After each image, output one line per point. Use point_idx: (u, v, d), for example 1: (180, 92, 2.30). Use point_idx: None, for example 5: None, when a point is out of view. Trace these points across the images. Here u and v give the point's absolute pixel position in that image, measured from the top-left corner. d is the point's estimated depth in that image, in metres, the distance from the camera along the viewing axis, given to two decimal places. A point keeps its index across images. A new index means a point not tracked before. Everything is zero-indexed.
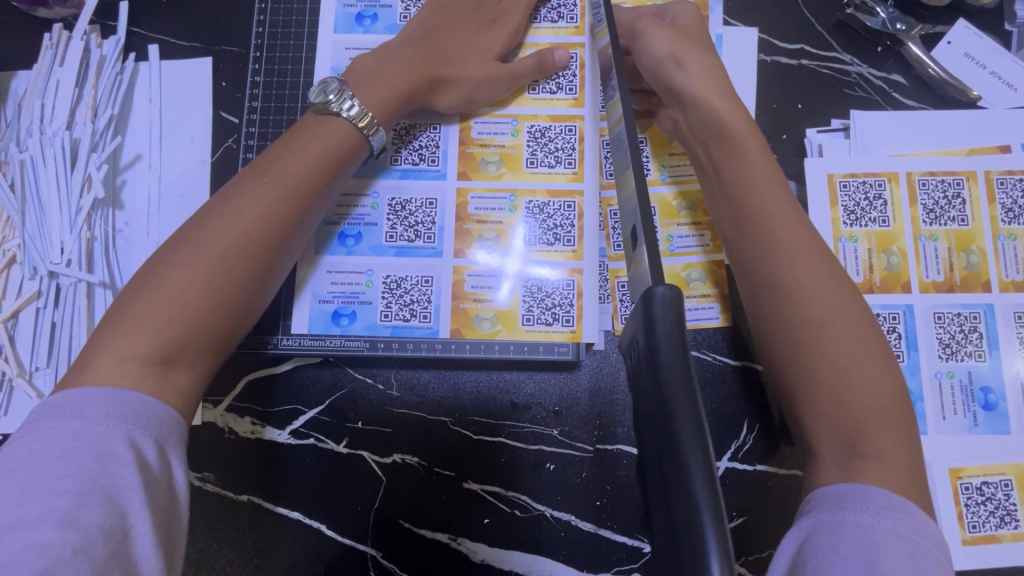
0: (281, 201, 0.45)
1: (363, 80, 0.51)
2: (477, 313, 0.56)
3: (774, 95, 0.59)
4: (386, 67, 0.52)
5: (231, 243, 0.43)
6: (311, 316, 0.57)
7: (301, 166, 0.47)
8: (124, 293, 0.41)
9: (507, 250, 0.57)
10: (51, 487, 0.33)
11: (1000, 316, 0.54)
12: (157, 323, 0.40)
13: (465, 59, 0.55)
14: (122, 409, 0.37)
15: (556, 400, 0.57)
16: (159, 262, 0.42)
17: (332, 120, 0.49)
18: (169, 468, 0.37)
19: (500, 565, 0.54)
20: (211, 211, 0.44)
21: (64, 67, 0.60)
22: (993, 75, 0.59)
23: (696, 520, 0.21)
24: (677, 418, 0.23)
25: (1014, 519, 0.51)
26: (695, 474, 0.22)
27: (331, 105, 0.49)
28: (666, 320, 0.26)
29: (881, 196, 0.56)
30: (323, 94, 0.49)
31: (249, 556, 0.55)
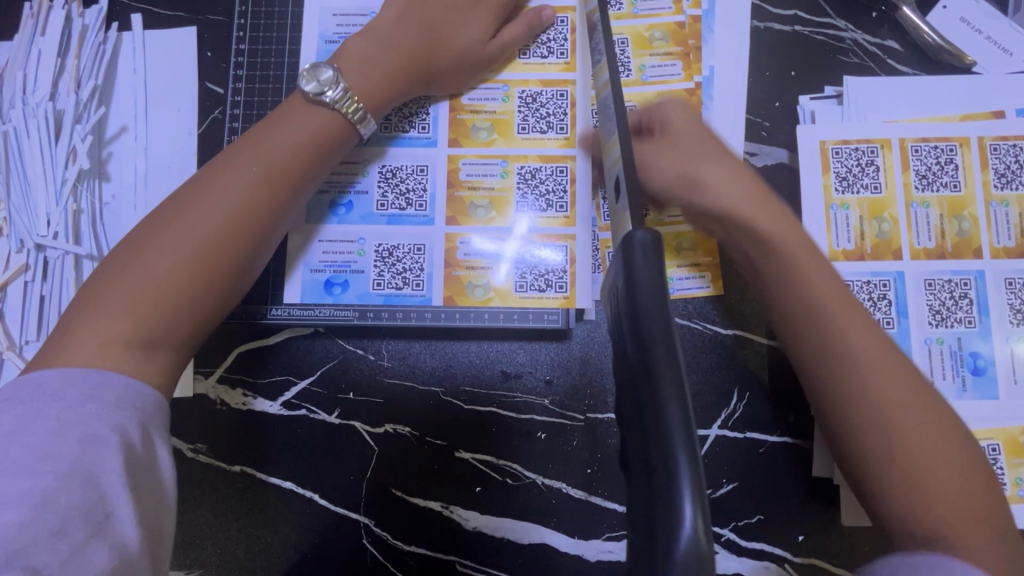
0: (266, 184, 0.45)
1: (355, 64, 0.50)
2: (470, 281, 0.56)
3: (766, 62, 0.58)
4: (380, 53, 0.51)
5: (213, 228, 0.42)
6: (303, 285, 0.56)
7: (286, 152, 0.46)
8: (104, 271, 0.41)
9: (507, 232, 0.56)
10: (32, 469, 0.33)
11: (990, 283, 0.54)
12: (138, 302, 0.39)
13: (459, 37, 0.54)
14: (103, 391, 0.36)
15: (548, 370, 0.57)
16: (139, 245, 0.41)
17: (320, 105, 0.48)
18: (152, 448, 0.38)
19: (493, 532, 0.55)
20: (194, 191, 0.43)
21: (46, 37, 0.59)
22: (988, 41, 0.58)
23: (668, 443, 0.21)
24: (653, 351, 0.23)
25: (1001, 483, 0.52)
26: (672, 417, 0.22)
27: (325, 96, 0.48)
28: (647, 268, 0.26)
29: (873, 162, 0.56)
30: (315, 83, 0.48)
31: (243, 526, 0.56)
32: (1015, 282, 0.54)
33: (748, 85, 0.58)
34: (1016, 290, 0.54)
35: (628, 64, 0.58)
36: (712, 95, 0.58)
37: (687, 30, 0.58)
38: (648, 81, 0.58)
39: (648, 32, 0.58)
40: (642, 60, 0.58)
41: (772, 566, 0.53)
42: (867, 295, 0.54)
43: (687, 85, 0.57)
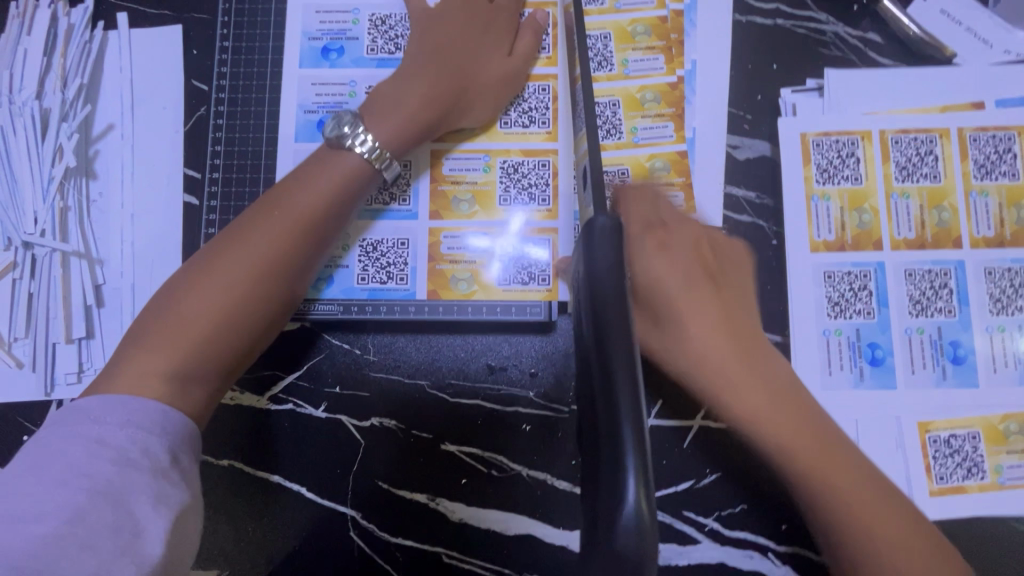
0: (291, 235, 0.46)
1: (377, 109, 0.51)
2: (453, 274, 0.57)
3: (748, 55, 0.59)
4: (403, 95, 0.51)
5: (241, 278, 0.43)
6: None
7: (310, 199, 0.47)
8: (142, 317, 0.43)
9: (500, 233, 0.57)
10: (68, 484, 0.34)
11: (970, 273, 0.54)
12: (167, 349, 0.41)
13: (475, 67, 0.54)
14: (140, 416, 0.38)
15: (532, 362, 0.57)
16: (172, 293, 0.43)
17: (342, 151, 0.48)
18: (180, 466, 0.38)
19: (478, 523, 0.56)
20: (224, 243, 0.45)
21: (32, 36, 0.59)
22: (969, 32, 0.58)
23: (613, 384, 0.25)
24: (607, 314, 0.27)
25: (981, 471, 0.52)
26: (620, 380, 0.25)
27: (347, 142, 0.48)
28: (602, 250, 0.30)
29: (853, 154, 0.56)
30: (338, 128, 0.49)
31: (232, 519, 0.56)
32: (995, 272, 0.54)
33: (730, 79, 0.58)
34: (996, 279, 0.54)
35: (611, 58, 0.59)
36: (694, 89, 0.58)
37: (669, 24, 0.59)
38: (631, 75, 0.58)
39: (630, 27, 0.59)
40: (625, 54, 0.58)
41: (755, 554, 0.54)
42: (847, 286, 0.55)
43: (669, 79, 0.58)
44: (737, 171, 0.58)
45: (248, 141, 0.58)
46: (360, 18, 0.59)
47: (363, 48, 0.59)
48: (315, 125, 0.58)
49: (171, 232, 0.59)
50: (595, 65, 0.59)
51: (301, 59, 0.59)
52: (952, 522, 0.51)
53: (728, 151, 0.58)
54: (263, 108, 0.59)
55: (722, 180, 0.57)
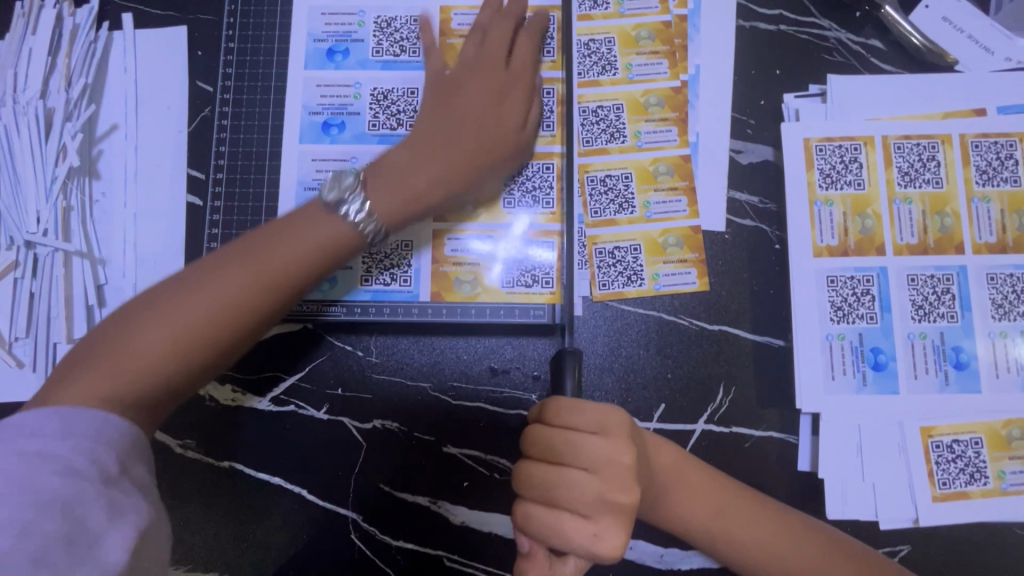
0: (265, 281, 0.42)
1: (381, 176, 0.48)
2: (457, 276, 0.57)
3: (752, 61, 0.59)
4: (411, 161, 0.49)
5: (201, 319, 0.40)
6: None
7: (294, 248, 0.43)
8: (90, 341, 0.40)
9: (502, 237, 0.57)
10: (12, 499, 0.31)
11: (972, 278, 0.54)
12: (106, 385, 0.37)
13: (484, 126, 0.51)
14: (81, 427, 0.35)
15: (535, 365, 0.57)
16: (126, 323, 0.40)
17: (339, 212, 0.46)
18: (132, 476, 0.36)
19: (480, 527, 0.55)
20: (195, 276, 0.41)
21: (37, 35, 0.59)
22: (970, 40, 0.58)
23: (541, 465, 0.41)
24: None
25: (984, 476, 0.52)
26: None
27: (346, 207, 0.46)
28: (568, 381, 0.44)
29: (856, 159, 0.56)
30: (337, 191, 0.46)
31: (231, 521, 0.56)
32: (996, 278, 0.54)
33: (733, 84, 0.59)
34: (998, 285, 0.54)
35: (615, 62, 0.59)
36: (697, 93, 0.59)
37: (673, 29, 0.59)
38: (634, 79, 0.58)
39: (634, 31, 0.59)
40: (629, 58, 0.59)
41: None
42: (850, 290, 0.55)
43: (673, 83, 0.58)
44: (740, 175, 0.58)
45: (253, 141, 0.58)
46: (365, 21, 0.59)
47: (369, 50, 0.59)
48: (319, 127, 0.58)
49: (174, 232, 0.59)
50: (599, 69, 0.59)
51: (306, 60, 0.59)
52: (951, 526, 0.52)
53: (732, 155, 0.58)
54: (268, 110, 0.59)
55: (725, 185, 0.57)
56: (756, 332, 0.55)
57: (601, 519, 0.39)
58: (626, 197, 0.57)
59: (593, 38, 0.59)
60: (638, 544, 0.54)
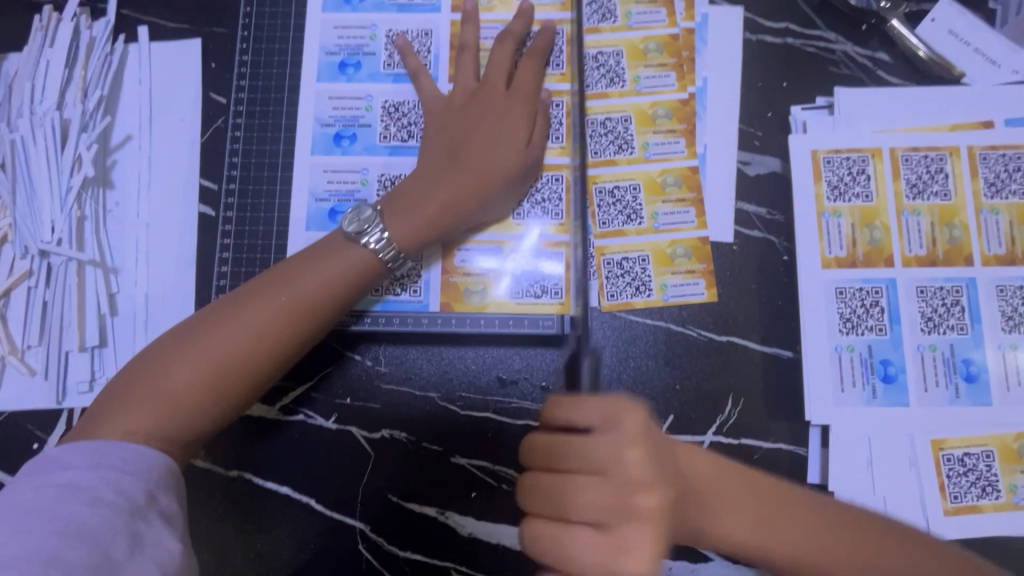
0: (288, 318, 0.47)
1: (398, 210, 0.52)
2: (466, 287, 0.57)
3: (759, 73, 0.60)
4: (426, 198, 0.52)
5: (234, 350, 0.45)
6: None
7: (316, 285, 0.48)
8: (133, 370, 0.44)
9: (511, 248, 0.57)
10: (41, 528, 0.34)
11: (982, 290, 0.54)
12: (149, 411, 0.42)
13: (494, 159, 0.53)
14: (111, 459, 0.39)
15: (543, 376, 0.57)
16: (167, 355, 0.44)
17: (356, 248, 0.50)
18: (158, 506, 0.39)
19: (487, 538, 0.55)
20: (226, 312, 0.46)
21: (55, 48, 0.60)
22: (977, 52, 0.59)
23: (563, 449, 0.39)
24: None
25: (995, 490, 0.52)
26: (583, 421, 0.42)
27: (366, 236, 0.50)
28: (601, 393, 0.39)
29: (864, 171, 0.57)
30: (357, 224, 0.50)
31: (238, 530, 0.56)
32: (1007, 290, 0.54)
33: (741, 96, 0.59)
34: (1007, 297, 0.54)
35: (623, 75, 0.59)
36: (705, 105, 0.59)
37: (681, 43, 0.59)
38: (642, 91, 0.59)
39: (642, 44, 0.59)
40: (637, 71, 0.59)
41: None
42: (859, 302, 0.55)
43: (680, 96, 0.59)
44: (749, 187, 0.58)
45: (265, 153, 0.59)
46: (377, 34, 0.60)
47: (380, 63, 0.60)
48: (331, 138, 0.59)
49: (186, 241, 0.59)
50: (608, 82, 0.59)
51: (318, 73, 0.60)
52: (964, 542, 0.51)
53: (740, 167, 0.58)
54: (280, 121, 0.59)
55: (733, 196, 0.58)
56: (764, 344, 0.55)
57: (622, 530, 0.35)
58: (635, 209, 0.57)
59: (601, 51, 0.60)
60: None
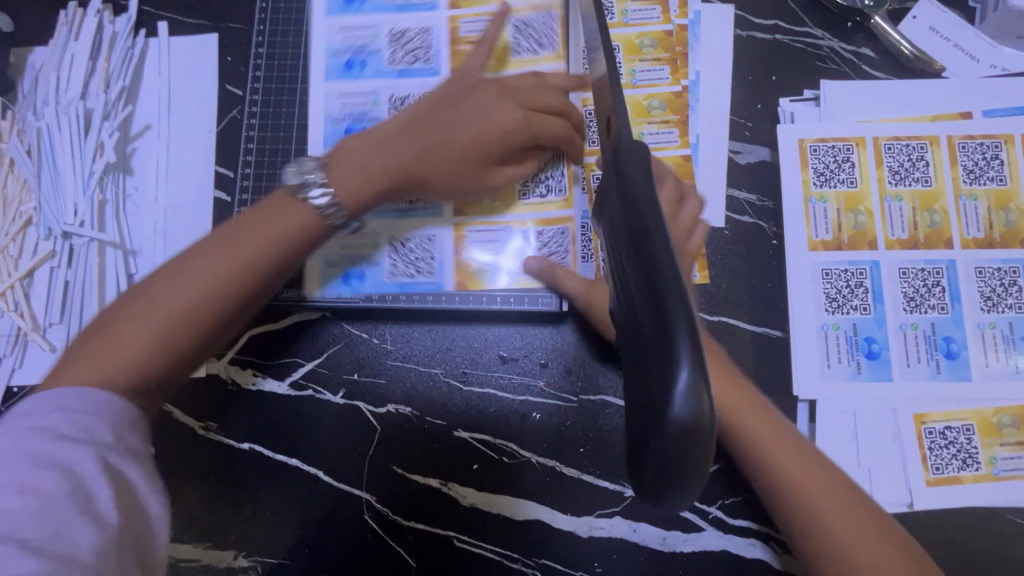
0: (245, 269, 0.44)
1: (343, 164, 0.50)
2: (475, 267, 0.59)
3: (749, 67, 0.63)
4: (379, 162, 0.51)
5: (182, 302, 0.41)
6: (322, 278, 0.60)
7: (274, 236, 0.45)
8: (88, 330, 0.41)
9: (516, 226, 0.60)
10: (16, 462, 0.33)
11: (961, 272, 0.57)
12: (96, 368, 0.39)
13: (462, 140, 0.53)
14: (71, 401, 0.36)
15: (543, 353, 0.59)
16: (119, 310, 0.41)
17: (296, 204, 0.47)
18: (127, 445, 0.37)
19: (488, 508, 0.57)
20: (182, 264, 0.43)
21: (79, 41, 0.63)
22: (956, 48, 0.62)
23: (674, 346, 0.22)
24: (663, 275, 0.23)
25: (976, 462, 0.54)
26: (676, 312, 0.22)
27: (307, 188, 0.47)
28: (640, 175, 0.27)
29: (849, 159, 0.59)
30: (300, 175, 0.48)
31: (250, 500, 0.58)
32: (985, 271, 0.57)
33: (731, 88, 0.62)
34: (986, 278, 0.57)
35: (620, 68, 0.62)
36: (698, 98, 0.62)
37: (674, 38, 0.62)
38: (638, 84, 0.62)
39: (638, 40, 0.63)
40: (633, 65, 0.62)
41: (758, 542, 0.56)
42: (844, 283, 0.57)
43: (674, 88, 0.61)
44: (740, 175, 0.61)
45: (280, 140, 0.62)
46: (379, 33, 0.63)
47: (384, 60, 0.63)
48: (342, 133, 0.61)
49: (203, 225, 0.62)
50: None
51: (325, 72, 0.63)
52: (947, 511, 0.53)
53: (731, 156, 0.61)
54: (294, 111, 0.63)
55: (725, 183, 0.60)
56: (754, 324, 0.58)
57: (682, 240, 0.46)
58: None
59: None
60: (640, 527, 0.56)
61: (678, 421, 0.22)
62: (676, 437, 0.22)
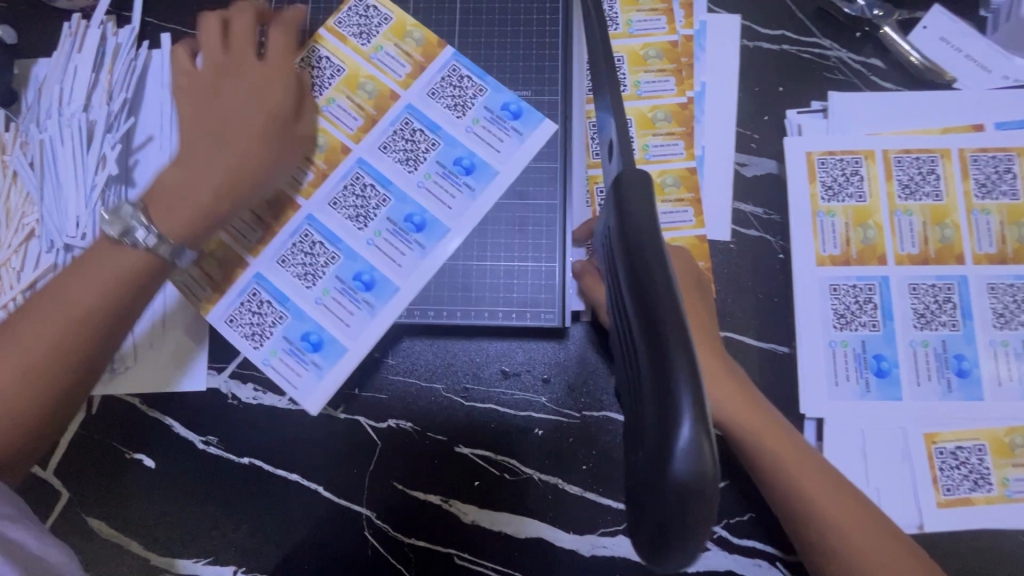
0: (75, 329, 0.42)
1: (162, 206, 0.47)
2: (416, 42, 0.58)
3: (755, 78, 0.62)
4: (190, 186, 0.47)
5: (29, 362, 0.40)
6: (507, 137, 0.56)
7: (83, 294, 0.43)
8: None
9: (357, 61, 0.58)
10: None
11: (973, 288, 0.56)
12: None
13: (242, 143, 0.49)
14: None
15: (545, 368, 0.59)
16: None
17: (123, 249, 0.44)
18: None
19: (489, 526, 0.57)
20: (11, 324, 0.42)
21: (82, 53, 0.63)
22: (967, 58, 0.60)
23: (673, 391, 0.21)
24: (661, 311, 0.23)
25: (988, 483, 0.53)
26: (675, 355, 0.22)
27: (133, 235, 0.44)
28: (641, 205, 0.27)
29: (857, 173, 0.58)
30: (120, 223, 0.44)
31: (249, 515, 0.58)
32: (998, 288, 0.56)
33: (737, 99, 0.61)
34: (998, 295, 0.55)
35: (624, 79, 0.62)
36: (703, 110, 0.61)
37: (679, 49, 0.61)
38: (643, 95, 0.61)
39: (643, 50, 0.62)
40: (637, 76, 0.61)
41: (764, 563, 0.55)
42: (853, 299, 0.56)
43: (679, 99, 0.60)
44: (745, 188, 0.60)
45: None
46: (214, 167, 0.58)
47: None
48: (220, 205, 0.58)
49: None
50: None
51: None
52: (956, 533, 0.52)
53: (736, 168, 0.60)
54: None
55: (730, 196, 0.59)
56: (761, 340, 0.57)
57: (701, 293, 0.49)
58: None
59: None
60: None
61: (678, 477, 0.21)
62: (675, 494, 0.21)
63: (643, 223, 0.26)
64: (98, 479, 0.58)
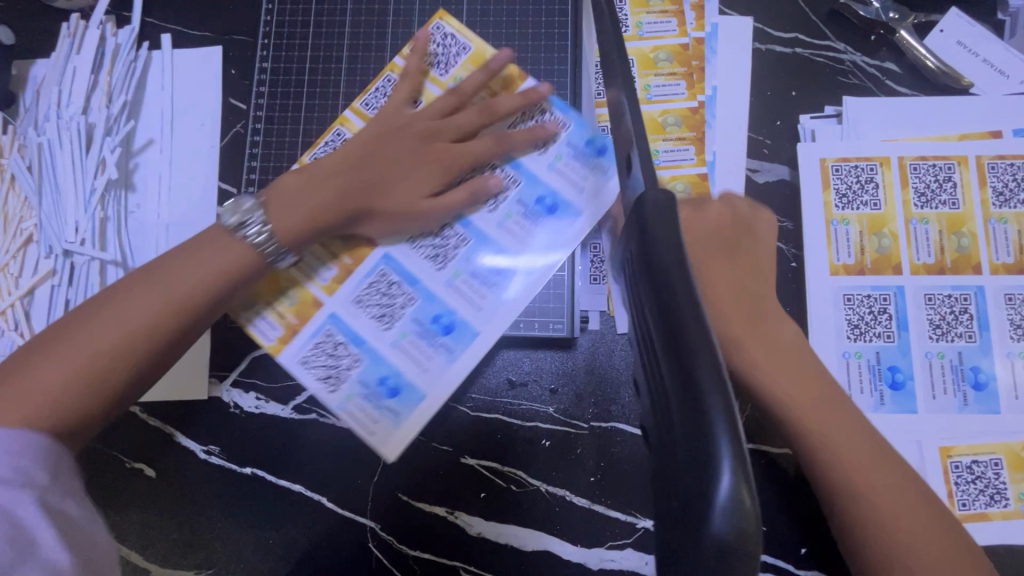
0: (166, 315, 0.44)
1: (280, 203, 0.49)
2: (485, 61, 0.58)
3: (768, 82, 0.60)
4: (310, 191, 0.50)
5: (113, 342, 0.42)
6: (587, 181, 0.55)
7: (182, 283, 0.45)
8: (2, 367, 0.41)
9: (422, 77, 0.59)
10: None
11: (990, 298, 0.55)
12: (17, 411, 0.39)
13: (389, 176, 0.52)
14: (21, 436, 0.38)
15: (552, 378, 0.58)
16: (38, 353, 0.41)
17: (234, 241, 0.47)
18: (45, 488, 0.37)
19: (496, 539, 0.56)
20: (99, 306, 0.43)
21: (81, 54, 0.62)
22: (985, 63, 0.59)
23: (712, 442, 0.21)
24: (695, 350, 0.22)
25: (1004, 498, 0.52)
26: (711, 401, 0.21)
27: (246, 228, 0.47)
28: (666, 229, 0.26)
29: (872, 180, 0.57)
30: (237, 213, 0.48)
31: (252, 527, 0.57)
32: (1015, 298, 0.54)
33: (749, 103, 0.60)
34: (1016, 305, 0.54)
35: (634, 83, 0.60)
36: (714, 114, 0.60)
37: (690, 52, 0.60)
38: (653, 99, 0.60)
39: (653, 54, 0.60)
40: (647, 80, 0.60)
41: None
42: (867, 309, 0.55)
43: (690, 103, 0.59)
44: (757, 195, 0.59)
45: (284, 156, 0.61)
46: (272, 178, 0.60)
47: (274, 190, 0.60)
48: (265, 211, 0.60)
49: None
50: None
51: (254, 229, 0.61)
52: None
53: (748, 175, 0.59)
54: (298, 129, 0.62)
55: None
56: None
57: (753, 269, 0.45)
58: None
59: None
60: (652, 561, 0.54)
61: (719, 533, 0.20)
62: (713, 554, 0.20)
63: (666, 246, 0.25)
64: (97, 489, 0.57)
